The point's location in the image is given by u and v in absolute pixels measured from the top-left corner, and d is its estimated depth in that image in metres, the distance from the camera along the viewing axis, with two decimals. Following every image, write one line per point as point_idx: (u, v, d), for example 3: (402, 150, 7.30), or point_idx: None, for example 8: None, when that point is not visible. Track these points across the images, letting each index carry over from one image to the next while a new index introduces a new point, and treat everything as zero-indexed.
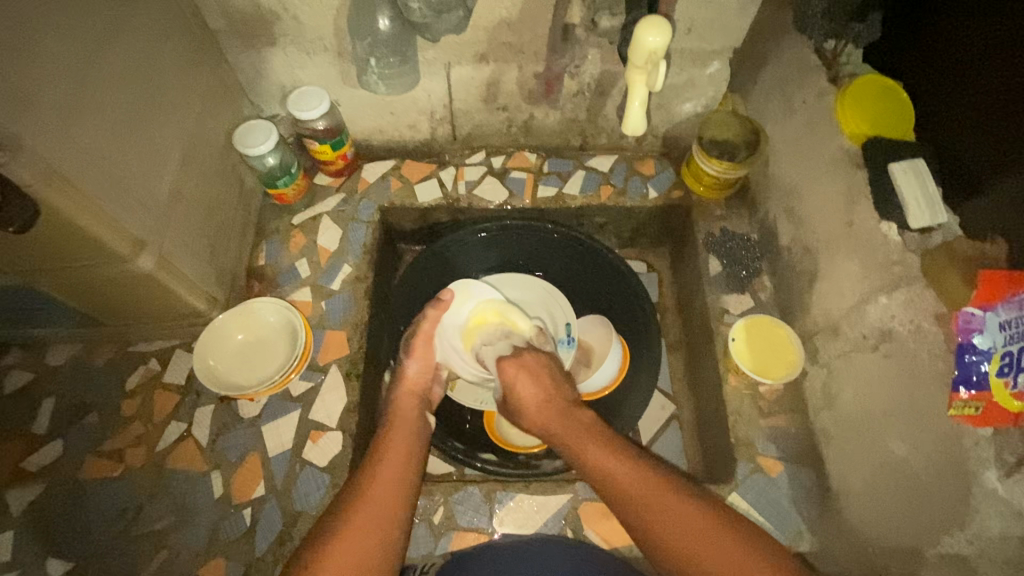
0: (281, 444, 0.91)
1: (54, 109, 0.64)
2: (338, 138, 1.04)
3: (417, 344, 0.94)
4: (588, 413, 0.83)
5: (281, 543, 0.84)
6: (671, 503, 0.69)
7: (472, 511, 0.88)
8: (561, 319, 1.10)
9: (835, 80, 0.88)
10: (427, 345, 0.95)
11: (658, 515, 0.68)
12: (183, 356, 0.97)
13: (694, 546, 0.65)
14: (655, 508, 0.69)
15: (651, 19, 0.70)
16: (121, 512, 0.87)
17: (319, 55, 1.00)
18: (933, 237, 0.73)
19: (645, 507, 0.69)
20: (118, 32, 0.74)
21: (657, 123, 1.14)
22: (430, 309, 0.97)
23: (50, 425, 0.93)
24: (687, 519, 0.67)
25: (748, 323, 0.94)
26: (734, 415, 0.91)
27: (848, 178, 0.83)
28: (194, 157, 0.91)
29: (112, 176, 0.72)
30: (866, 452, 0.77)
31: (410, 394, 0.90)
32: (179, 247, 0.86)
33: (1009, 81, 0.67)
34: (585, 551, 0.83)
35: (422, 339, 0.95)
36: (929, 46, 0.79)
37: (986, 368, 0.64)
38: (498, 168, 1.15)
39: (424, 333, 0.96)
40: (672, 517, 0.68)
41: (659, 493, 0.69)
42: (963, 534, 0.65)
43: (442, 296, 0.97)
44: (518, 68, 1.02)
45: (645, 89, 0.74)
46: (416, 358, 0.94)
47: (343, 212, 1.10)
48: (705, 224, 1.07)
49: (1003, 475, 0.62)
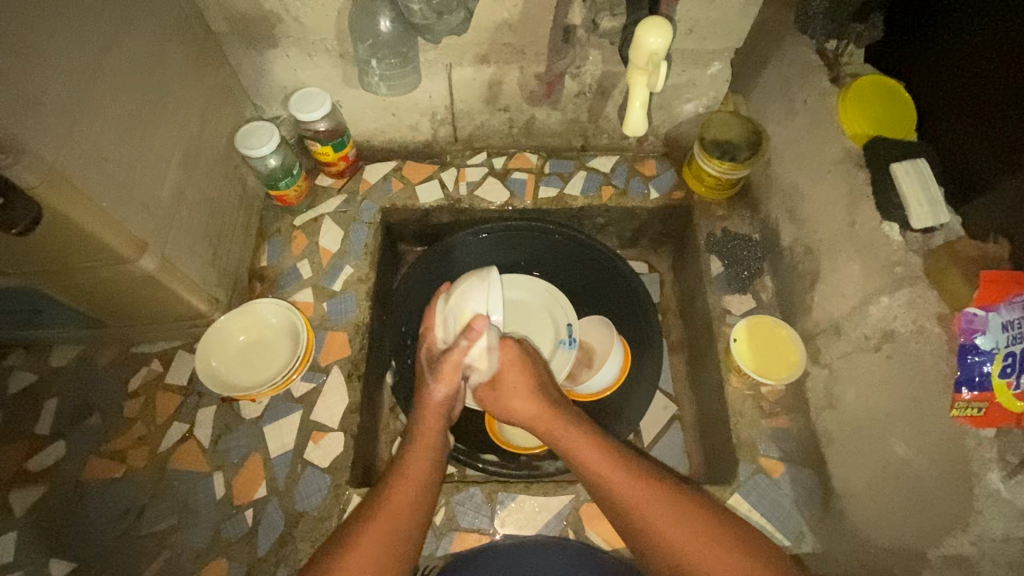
0: (283, 444, 0.91)
1: (58, 111, 0.64)
2: (340, 139, 1.04)
3: (447, 366, 0.84)
4: (580, 413, 0.82)
5: (283, 544, 0.84)
6: (692, 537, 0.66)
7: (473, 512, 0.88)
8: (563, 319, 1.08)
9: (836, 80, 0.88)
10: (456, 368, 0.85)
11: (678, 550, 0.66)
12: (185, 357, 0.98)
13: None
14: (678, 546, 0.66)
15: (653, 19, 0.70)
16: (123, 512, 0.87)
17: (320, 57, 1.00)
18: (935, 236, 0.74)
19: (666, 544, 0.66)
20: (121, 34, 0.75)
21: (658, 123, 1.14)
22: (462, 339, 0.84)
23: (53, 425, 0.94)
24: (711, 556, 0.64)
25: (750, 323, 0.94)
26: (736, 416, 0.91)
27: (850, 178, 0.83)
28: (196, 159, 0.91)
29: (115, 178, 0.72)
30: (868, 452, 0.77)
31: (435, 415, 0.85)
32: (181, 248, 0.86)
33: (1012, 81, 0.67)
34: (588, 551, 0.82)
35: (450, 363, 0.84)
36: (930, 45, 0.79)
37: (988, 369, 0.64)
38: (500, 169, 1.15)
39: (455, 360, 0.84)
40: (695, 554, 0.65)
41: (680, 527, 0.67)
42: (965, 535, 0.65)
43: (476, 323, 0.84)
44: (519, 69, 1.02)
45: (646, 90, 0.73)
46: (445, 382, 0.85)
47: (345, 213, 1.10)
48: (706, 225, 1.07)
49: (1006, 476, 0.62)
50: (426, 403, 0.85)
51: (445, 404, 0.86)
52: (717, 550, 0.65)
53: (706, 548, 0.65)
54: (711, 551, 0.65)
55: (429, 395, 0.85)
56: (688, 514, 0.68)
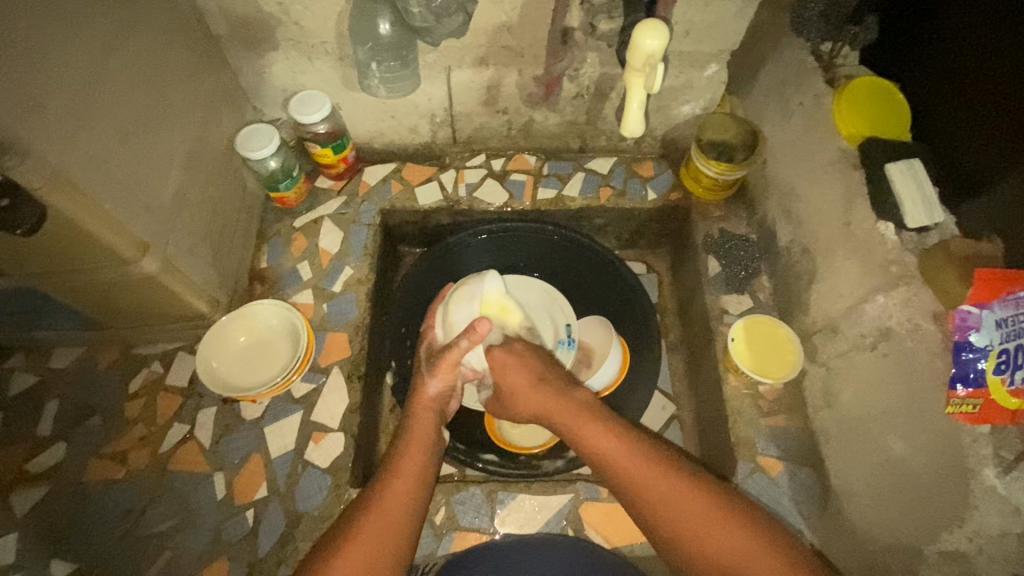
0: (283, 445, 0.91)
1: (61, 112, 0.65)
2: (340, 142, 1.05)
3: (443, 365, 0.88)
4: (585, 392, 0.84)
5: (284, 544, 0.84)
6: (674, 494, 0.68)
7: (473, 511, 0.88)
8: (562, 320, 1.10)
9: (832, 82, 0.88)
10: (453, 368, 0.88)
11: (663, 506, 0.68)
12: (186, 359, 0.98)
13: (704, 538, 0.65)
14: (675, 514, 0.67)
15: (650, 22, 0.71)
16: (124, 513, 0.87)
17: (321, 60, 1.01)
18: (930, 236, 0.75)
19: (664, 513, 0.68)
20: (123, 37, 0.75)
21: (655, 125, 1.15)
22: (462, 340, 0.87)
23: (54, 427, 0.94)
24: (691, 508, 0.67)
25: (747, 323, 0.95)
26: (734, 415, 0.92)
27: (846, 178, 0.84)
28: (197, 161, 0.91)
29: (117, 180, 0.73)
30: (866, 450, 0.78)
31: (427, 408, 0.87)
32: (182, 249, 0.86)
33: (1006, 84, 0.68)
34: (590, 549, 0.83)
35: (447, 362, 0.88)
36: (925, 48, 0.79)
37: (983, 366, 0.64)
38: (498, 170, 1.16)
39: (450, 358, 0.88)
40: (672, 506, 0.68)
41: (678, 498, 0.68)
42: (962, 531, 0.65)
43: (477, 326, 0.87)
44: (518, 72, 1.03)
45: (643, 91, 0.75)
46: (440, 378, 0.89)
47: (344, 215, 1.10)
48: (704, 225, 1.08)
49: (1001, 472, 0.63)
50: (420, 398, 0.88)
51: (437, 399, 0.89)
52: (700, 506, 0.67)
53: (692, 507, 0.67)
54: (690, 504, 0.67)
55: (424, 390, 0.89)
56: (670, 473, 0.70)
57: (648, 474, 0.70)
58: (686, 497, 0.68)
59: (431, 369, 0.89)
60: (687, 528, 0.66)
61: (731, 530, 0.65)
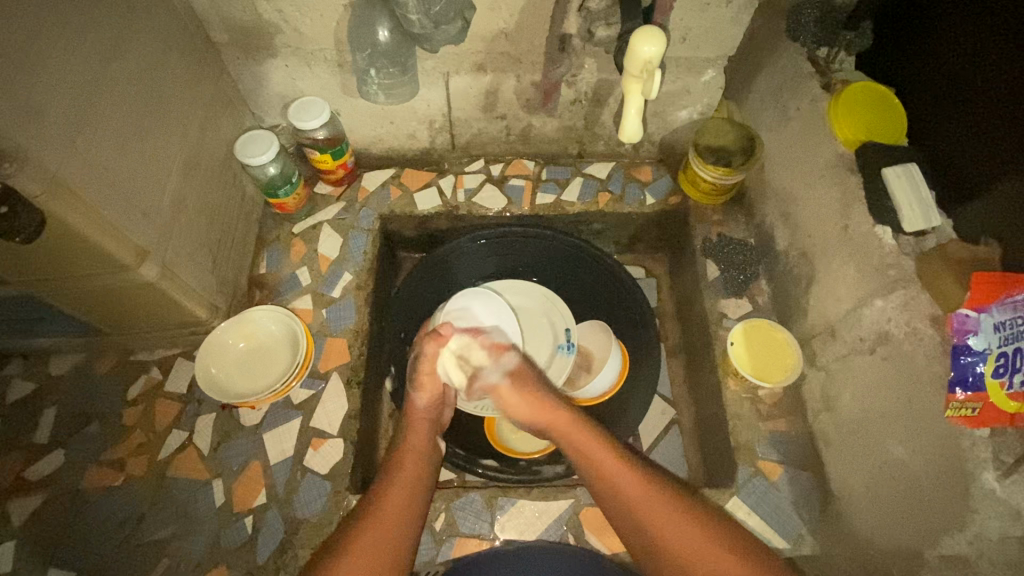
0: (282, 452, 0.91)
1: (62, 120, 0.65)
2: (339, 148, 1.05)
3: (423, 376, 0.88)
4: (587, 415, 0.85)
5: (283, 551, 0.84)
6: (676, 522, 0.68)
7: (472, 517, 0.88)
8: (561, 325, 1.10)
9: (829, 88, 0.89)
10: (434, 376, 0.88)
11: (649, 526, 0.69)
12: (184, 365, 0.98)
13: (697, 566, 0.65)
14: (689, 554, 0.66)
15: (647, 29, 0.70)
16: (122, 521, 0.87)
17: (319, 66, 1.01)
18: (928, 240, 0.75)
19: (674, 551, 0.67)
20: (123, 45, 0.76)
21: (654, 130, 1.14)
22: (428, 344, 0.88)
23: (52, 434, 0.94)
24: (686, 537, 0.67)
25: (746, 326, 0.95)
26: (733, 420, 0.92)
27: (843, 182, 0.84)
28: (195, 167, 0.91)
29: (116, 187, 0.73)
30: (867, 452, 0.77)
31: (422, 420, 0.87)
32: (181, 256, 0.87)
33: (1001, 91, 0.68)
34: (590, 559, 0.83)
35: (426, 371, 0.88)
36: (924, 57, 0.80)
37: (981, 369, 0.64)
38: (497, 176, 1.16)
39: (427, 368, 0.88)
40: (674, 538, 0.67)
41: (691, 534, 0.67)
42: (962, 535, 0.65)
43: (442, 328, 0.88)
44: (516, 77, 1.04)
45: (641, 98, 0.75)
46: (425, 391, 0.88)
47: (343, 220, 1.11)
48: (702, 229, 1.08)
49: (1001, 476, 0.63)
50: (410, 411, 0.88)
51: (429, 410, 0.88)
52: (692, 530, 0.68)
53: (702, 545, 0.67)
54: (683, 534, 0.67)
55: (412, 403, 0.88)
56: (664, 498, 0.70)
57: (648, 496, 0.71)
58: (679, 525, 0.68)
59: (412, 383, 0.89)
60: (683, 560, 0.66)
61: (714, 555, 0.66)
